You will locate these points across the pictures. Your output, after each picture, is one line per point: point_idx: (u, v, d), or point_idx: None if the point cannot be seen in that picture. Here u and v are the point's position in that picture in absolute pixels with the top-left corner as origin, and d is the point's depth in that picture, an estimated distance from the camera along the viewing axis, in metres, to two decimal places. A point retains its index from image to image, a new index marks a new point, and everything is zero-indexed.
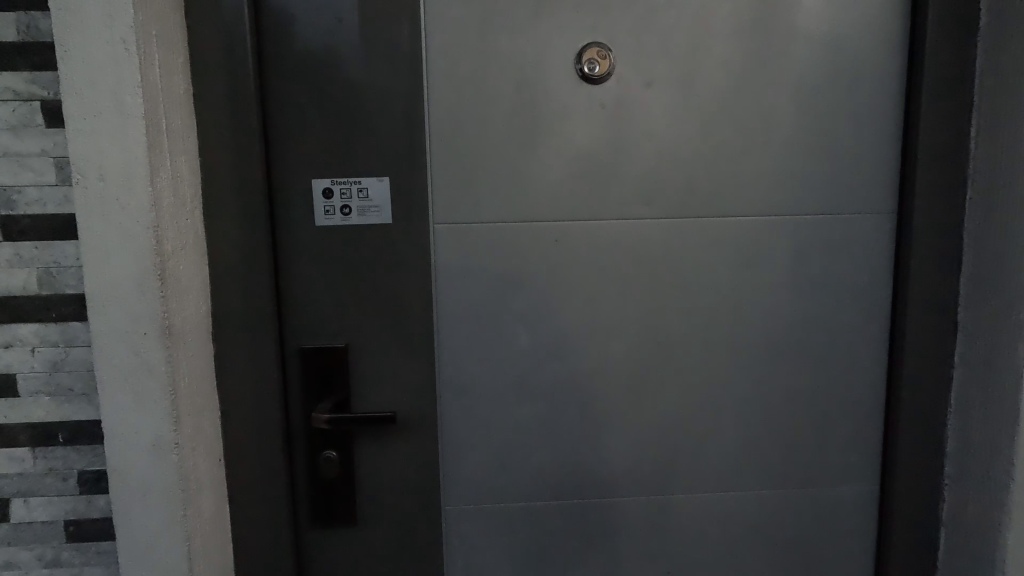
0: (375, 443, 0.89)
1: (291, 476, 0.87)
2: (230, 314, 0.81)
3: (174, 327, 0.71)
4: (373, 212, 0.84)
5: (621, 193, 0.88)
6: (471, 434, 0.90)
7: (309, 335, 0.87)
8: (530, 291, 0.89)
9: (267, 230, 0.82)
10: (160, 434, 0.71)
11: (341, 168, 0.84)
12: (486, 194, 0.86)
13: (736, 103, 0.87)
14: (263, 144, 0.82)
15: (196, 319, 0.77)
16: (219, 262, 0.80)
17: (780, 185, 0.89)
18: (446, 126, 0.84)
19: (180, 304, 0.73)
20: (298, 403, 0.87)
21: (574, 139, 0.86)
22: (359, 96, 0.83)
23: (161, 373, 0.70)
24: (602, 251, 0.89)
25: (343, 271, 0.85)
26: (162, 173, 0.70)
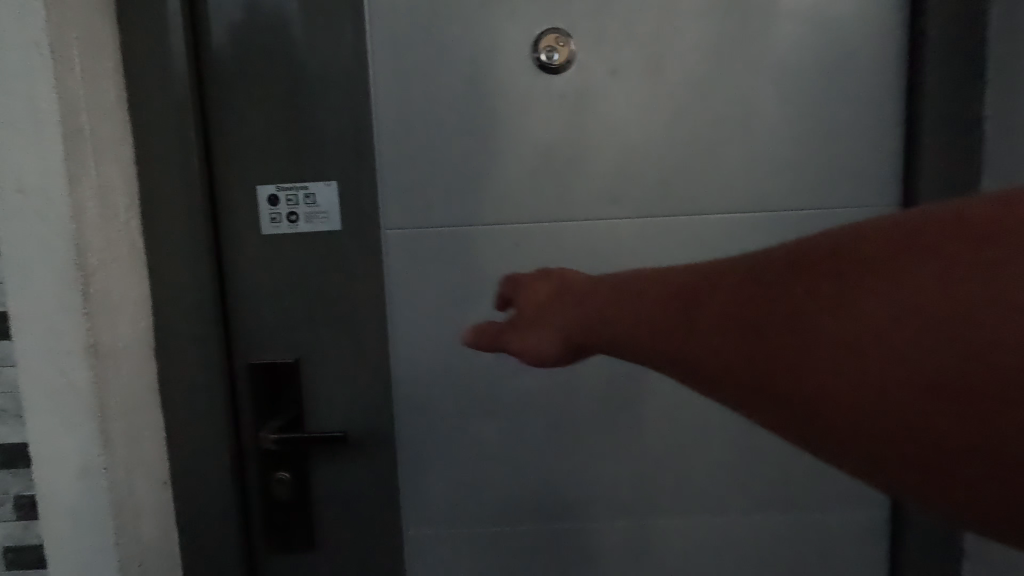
0: (330, 462, 0.84)
1: (242, 498, 0.83)
2: (172, 328, 0.78)
3: (102, 343, 0.68)
4: (320, 218, 0.80)
5: (587, 191, 0.80)
6: (432, 454, 0.84)
7: (259, 350, 0.82)
8: (490, 299, 0.82)
9: (211, 239, 0.78)
10: (88, 457, 0.67)
11: (286, 173, 0.79)
12: (440, 195, 0.80)
13: (712, 89, 0.78)
14: (204, 150, 0.78)
15: (132, 335, 0.73)
16: (159, 275, 0.77)
17: (764, 179, 0.80)
18: (396, 124, 0.78)
19: (111, 319, 0.69)
20: (249, 421, 0.83)
21: (533, 133, 0.79)
22: (302, 96, 0.78)
23: (88, 394, 0.66)
24: (569, 254, 0.82)
25: (292, 281, 0.81)
26: (86, 182, 0.67)
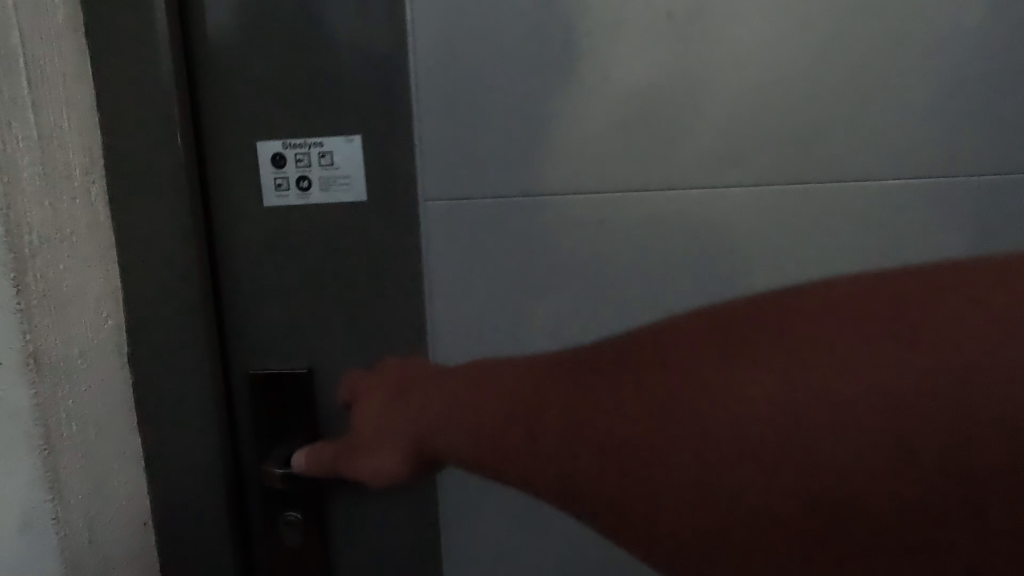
0: (353, 498, 0.67)
1: (242, 542, 0.66)
2: (150, 329, 0.60)
3: (47, 354, 0.49)
4: (340, 184, 0.61)
5: (694, 150, 0.60)
6: (478, 488, 0.67)
7: (263, 357, 0.64)
8: (559, 293, 0.63)
9: (197, 214, 0.59)
10: (26, 512, 0.48)
11: (294, 123, 0.60)
12: (497, 156, 0.61)
13: (877, 9, 0.57)
14: (187, 92, 0.58)
15: (87, 341, 0.54)
16: (131, 259, 0.59)
17: (933, 136, 0.60)
18: (439, 60, 0.59)
19: (60, 320, 0.50)
20: (250, 447, 0.65)
21: (625, 72, 0.59)
22: (318, 18, 0.58)
23: (26, 425, 0.47)
24: (666, 235, 0.62)
25: (303, 268, 0.62)
26: (19, 123, 0.47)
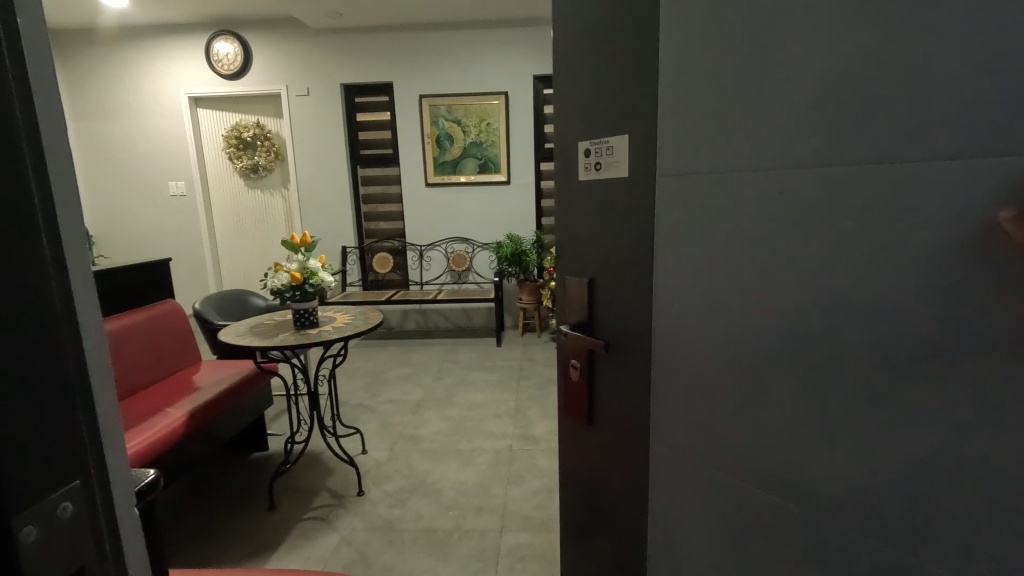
0: (620, 360, 0.99)
1: (576, 350, 1.11)
2: (567, 221, 1.11)
3: (565, 223, 1.12)
4: (612, 165, 0.94)
5: (885, 109, 0.54)
6: (674, 399, 0.85)
7: (588, 249, 1.05)
8: (732, 270, 0.72)
9: (575, 173, 1.06)
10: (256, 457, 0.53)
11: (597, 132, 0.98)
12: (697, 141, 0.75)
13: None
14: (568, 102, 1.05)
15: (563, 216, 1.12)
16: (565, 184, 1.10)
17: None
18: (677, 55, 0.76)
19: (564, 209, 1.11)
20: (588, 295, 1.06)
21: (804, 47, 0.60)
22: None
23: None
24: (826, 205, 0.60)
25: (606, 206, 0.98)
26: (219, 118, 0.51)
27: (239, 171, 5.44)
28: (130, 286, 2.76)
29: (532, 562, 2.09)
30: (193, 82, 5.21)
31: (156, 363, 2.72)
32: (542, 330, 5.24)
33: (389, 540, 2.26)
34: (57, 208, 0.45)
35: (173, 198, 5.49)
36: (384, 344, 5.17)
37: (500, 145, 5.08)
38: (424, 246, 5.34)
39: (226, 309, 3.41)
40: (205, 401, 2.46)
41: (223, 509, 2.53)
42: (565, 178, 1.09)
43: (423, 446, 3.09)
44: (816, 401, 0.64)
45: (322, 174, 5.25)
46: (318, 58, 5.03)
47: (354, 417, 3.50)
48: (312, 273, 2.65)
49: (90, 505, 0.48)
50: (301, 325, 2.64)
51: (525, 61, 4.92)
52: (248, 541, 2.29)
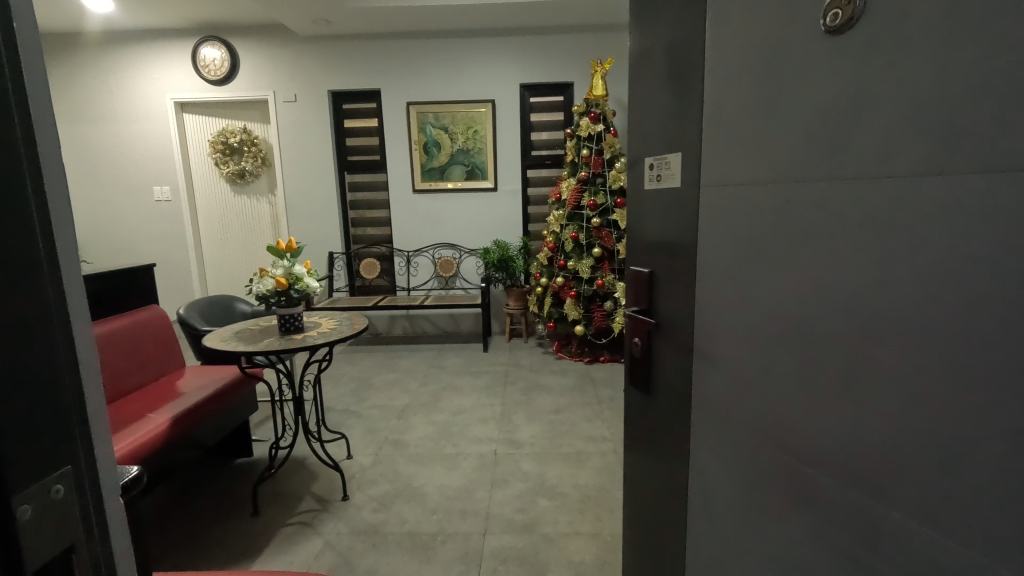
0: (673, 341, 1.08)
1: (638, 330, 1.20)
2: (637, 220, 1.23)
3: (635, 222, 1.24)
4: (667, 177, 1.05)
5: (858, 146, 0.63)
6: (709, 381, 0.96)
7: (649, 240, 1.15)
8: (747, 271, 0.84)
9: (642, 179, 1.18)
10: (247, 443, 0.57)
11: (659, 149, 1.09)
12: (730, 159, 0.86)
13: None
14: (641, 121, 1.18)
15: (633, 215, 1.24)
16: (636, 193, 1.22)
17: None
18: (717, 86, 0.88)
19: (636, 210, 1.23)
20: (647, 282, 1.15)
21: (805, 85, 0.70)
22: None
23: None
24: (813, 222, 0.70)
25: (661, 211, 1.09)
26: None
27: (225, 176, 5.43)
28: (112, 292, 2.75)
29: (514, 563, 2.12)
30: (180, 87, 5.20)
31: (139, 369, 2.71)
32: (528, 336, 5.27)
33: (373, 544, 2.27)
34: (51, 223, 0.49)
35: (158, 203, 5.46)
36: (370, 350, 5.17)
37: (487, 152, 5.13)
38: (411, 251, 5.36)
39: (211, 315, 3.40)
40: (189, 407, 2.46)
41: (207, 515, 2.52)
42: (636, 187, 1.22)
43: (408, 451, 3.11)
44: (803, 389, 0.74)
45: (308, 180, 5.26)
46: (306, 65, 5.06)
47: (340, 422, 3.51)
48: (297, 278, 2.67)
49: (79, 491, 0.51)
50: (286, 331, 2.65)
51: (511, 70, 4.99)
52: (232, 545, 2.29)
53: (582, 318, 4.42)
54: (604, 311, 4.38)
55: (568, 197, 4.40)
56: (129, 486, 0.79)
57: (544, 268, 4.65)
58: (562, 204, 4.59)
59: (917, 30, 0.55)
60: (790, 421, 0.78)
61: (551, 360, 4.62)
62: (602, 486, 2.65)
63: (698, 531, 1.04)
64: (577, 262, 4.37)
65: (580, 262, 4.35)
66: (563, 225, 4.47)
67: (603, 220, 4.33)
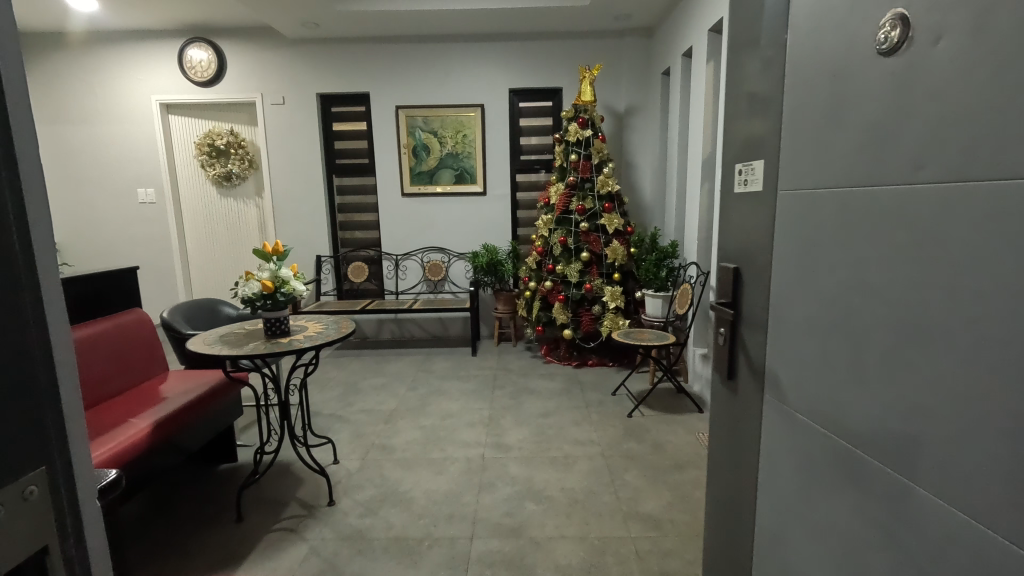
0: (756, 334, 1.19)
1: (722, 325, 1.31)
2: (725, 225, 1.31)
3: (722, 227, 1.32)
4: (755, 182, 1.16)
5: (903, 152, 0.78)
6: (780, 358, 1.11)
7: (735, 243, 1.26)
8: (813, 260, 0.99)
9: (729, 187, 1.28)
10: None
11: (748, 158, 1.19)
12: (800, 164, 1.01)
13: None
14: (730, 131, 1.26)
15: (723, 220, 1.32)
16: (725, 198, 1.30)
17: None
18: (795, 102, 1.02)
19: (724, 215, 1.31)
20: (732, 279, 1.26)
21: (865, 102, 0.85)
22: None
23: None
24: (867, 215, 0.85)
25: (749, 215, 1.20)
26: None
27: (211, 179, 5.37)
28: (95, 294, 2.72)
29: (501, 567, 2.12)
30: (166, 88, 5.14)
31: (121, 373, 2.67)
32: (517, 340, 5.28)
33: (359, 549, 2.26)
34: (25, 227, 0.50)
35: (143, 205, 5.40)
36: (359, 353, 5.15)
37: (476, 156, 5.14)
38: (400, 255, 5.35)
39: (196, 318, 3.36)
40: (171, 412, 2.42)
41: (190, 521, 2.49)
42: (725, 194, 1.30)
43: (396, 455, 3.09)
44: (857, 357, 0.89)
45: (295, 183, 5.22)
46: (294, 67, 5.03)
47: (326, 426, 3.49)
48: (284, 282, 2.65)
49: (54, 491, 0.52)
50: (272, 334, 2.64)
51: (501, 75, 5.02)
52: (214, 553, 2.26)
53: (570, 322, 4.44)
54: (592, 315, 4.40)
55: (556, 201, 4.43)
56: (106, 490, 0.78)
57: (532, 272, 4.66)
58: (550, 209, 4.61)
59: (951, 59, 0.70)
60: (846, 386, 0.92)
61: (539, 364, 4.62)
62: (589, 490, 2.66)
63: (765, 498, 1.17)
64: (566, 266, 4.41)
65: (569, 266, 4.38)
66: (552, 229, 4.48)
67: (591, 224, 4.37)
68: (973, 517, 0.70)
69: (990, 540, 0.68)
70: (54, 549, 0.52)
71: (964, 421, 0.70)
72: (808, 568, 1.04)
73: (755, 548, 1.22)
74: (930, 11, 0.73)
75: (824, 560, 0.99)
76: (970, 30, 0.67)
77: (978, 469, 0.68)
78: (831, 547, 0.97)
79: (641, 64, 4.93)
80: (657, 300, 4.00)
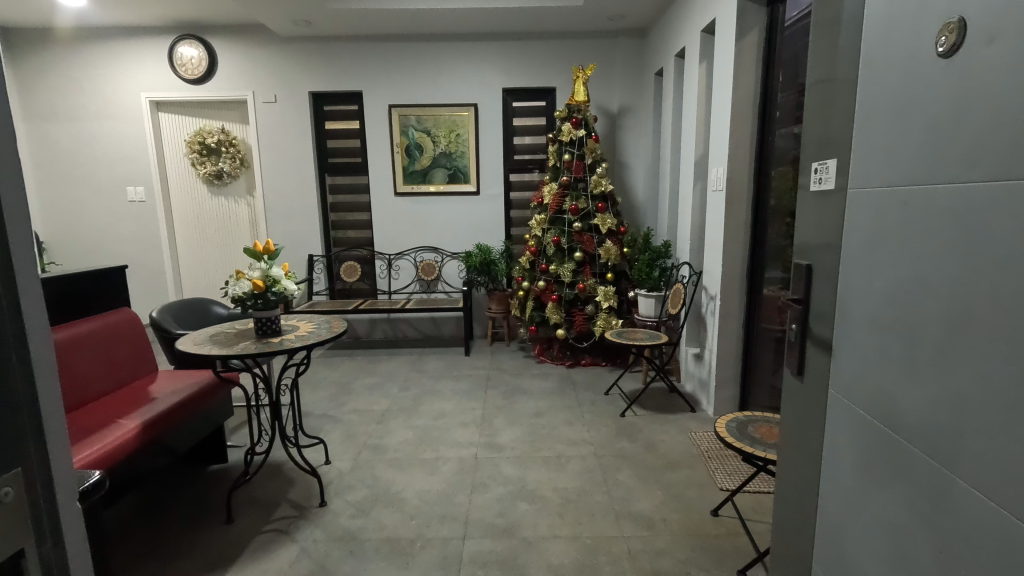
0: (826, 332, 1.17)
1: (794, 322, 1.29)
2: (802, 222, 1.27)
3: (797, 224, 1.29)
4: (828, 181, 1.15)
5: (957, 153, 0.79)
6: (841, 355, 1.11)
7: (807, 240, 1.24)
8: (874, 256, 0.99)
9: (805, 184, 1.25)
10: None
11: (823, 155, 1.17)
12: (866, 162, 1.02)
13: None
14: (809, 126, 1.23)
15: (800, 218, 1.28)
16: (802, 194, 1.27)
17: None
18: (864, 100, 1.02)
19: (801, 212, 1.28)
20: (803, 276, 1.24)
21: (925, 101, 0.86)
22: None
23: None
24: (925, 212, 0.87)
25: (823, 213, 1.17)
26: None
27: (202, 177, 5.31)
28: (82, 293, 2.67)
29: (493, 567, 2.11)
30: (156, 86, 5.09)
31: (109, 374, 2.63)
32: (511, 340, 5.26)
33: (350, 551, 2.24)
34: None
35: (131, 204, 5.33)
36: (351, 353, 5.12)
37: (469, 155, 5.13)
38: (393, 255, 5.33)
39: (185, 318, 3.32)
40: (158, 413, 2.39)
41: (179, 524, 2.46)
42: (802, 191, 1.27)
43: (388, 455, 3.07)
44: (909, 352, 0.90)
45: (287, 182, 5.19)
46: (287, 66, 5.00)
47: (317, 427, 3.46)
48: (275, 281, 2.62)
49: (30, 493, 0.51)
50: (263, 334, 2.62)
51: (495, 75, 5.01)
52: (201, 556, 2.23)
53: (563, 322, 4.44)
54: (586, 315, 4.40)
55: (549, 201, 4.43)
56: (90, 491, 0.76)
57: (525, 272, 4.64)
58: (543, 209, 4.61)
59: (1003, 61, 0.72)
60: (899, 382, 0.93)
61: (532, 364, 4.62)
62: (582, 489, 2.66)
63: (826, 494, 1.17)
64: (559, 266, 4.40)
65: (562, 266, 4.38)
66: (545, 229, 4.49)
67: (584, 224, 4.37)
68: (1004, 507, 0.72)
69: (1021, 530, 0.70)
70: (30, 552, 0.51)
71: (1001, 413, 0.72)
72: (860, 561, 1.05)
73: (816, 545, 1.23)
74: (989, 12, 0.74)
75: (874, 554, 1.00)
76: (1021, 31, 0.69)
77: (1012, 462, 0.71)
78: (880, 542, 0.98)
79: (633, 65, 4.94)
80: (651, 300, 4.00)
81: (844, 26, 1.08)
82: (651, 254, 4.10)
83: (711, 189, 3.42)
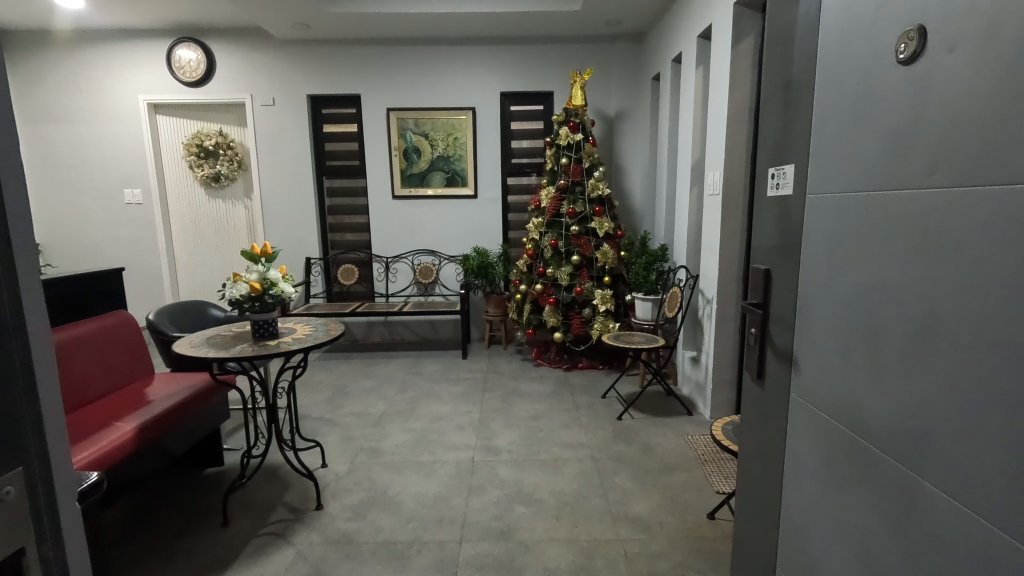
0: (787, 337, 1.19)
1: (753, 327, 1.31)
2: (760, 226, 1.29)
3: (758, 229, 1.30)
4: (786, 186, 1.17)
5: (918, 160, 0.81)
6: (806, 359, 1.12)
7: (766, 245, 1.26)
8: (836, 262, 1.00)
9: (761, 190, 1.28)
10: None
11: (780, 162, 1.19)
12: (826, 168, 1.03)
13: None
14: (766, 132, 1.25)
15: (758, 223, 1.30)
16: (760, 200, 1.29)
17: None
18: (823, 107, 1.04)
19: (759, 217, 1.29)
20: (763, 281, 1.26)
21: (885, 108, 0.88)
22: None
23: None
24: (887, 218, 0.88)
25: (782, 218, 1.19)
26: None
27: (200, 180, 5.31)
28: (77, 295, 2.67)
29: (490, 570, 2.11)
30: (154, 89, 5.09)
31: (104, 377, 2.62)
32: (508, 343, 5.27)
33: (347, 554, 2.24)
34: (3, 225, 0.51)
35: (129, 206, 5.34)
36: (348, 356, 5.11)
37: (467, 159, 5.15)
38: (390, 257, 5.33)
39: (181, 321, 3.31)
40: (155, 416, 2.38)
41: (173, 527, 2.44)
42: (760, 196, 1.29)
43: (384, 458, 3.07)
44: (873, 355, 0.92)
45: (284, 184, 5.19)
46: (285, 69, 5.01)
47: (314, 430, 3.46)
48: (272, 284, 2.63)
49: (31, 491, 0.52)
50: (260, 337, 2.61)
51: (492, 78, 5.04)
52: (197, 559, 2.22)
53: (561, 325, 4.45)
54: (583, 318, 4.41)
55: (547, 204, 4.44)
56: (88, 492, 0.77)
57: (523, 275, 4.66)
58: (541, 212, 4.62)
59: (961, 68, 0.73)
60: (863, 385, 0.94)
61: (530, 367, 4.63)
62: (579, 492, 2.67)
63: (791, 496, 1.18)
64: (557, 269, 4.41)
65: (559, 269, 4.39)
66: (543, 232, 4.49)
67: (581, 228, 4.38)
68: (972, 509, 0.73)
69: (990, 534, 0.71)
70: (30, 551, 0.52)
71: (968, 417, 0.73)
72: (827, 563, 1.06)
73: (781, 548, 1.24)
74: (946, 21, 0.76)
75: (842, 556, 1.01)
76: (981, 40, 0.70)
77: (979, 466, 0.72)
78: (849, 545, 0.99)
79: (630, 69, 4.97)
80: (648, 303, 4.00)
81: (799, 34, 1.10)
82: (648, 257, 4.12)
83: (707, 193, 3.44)
